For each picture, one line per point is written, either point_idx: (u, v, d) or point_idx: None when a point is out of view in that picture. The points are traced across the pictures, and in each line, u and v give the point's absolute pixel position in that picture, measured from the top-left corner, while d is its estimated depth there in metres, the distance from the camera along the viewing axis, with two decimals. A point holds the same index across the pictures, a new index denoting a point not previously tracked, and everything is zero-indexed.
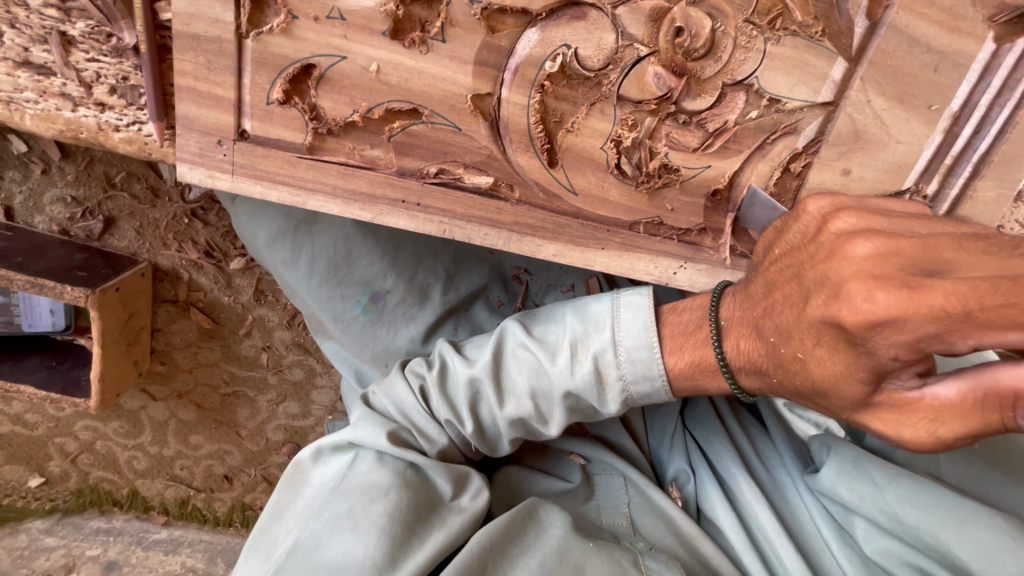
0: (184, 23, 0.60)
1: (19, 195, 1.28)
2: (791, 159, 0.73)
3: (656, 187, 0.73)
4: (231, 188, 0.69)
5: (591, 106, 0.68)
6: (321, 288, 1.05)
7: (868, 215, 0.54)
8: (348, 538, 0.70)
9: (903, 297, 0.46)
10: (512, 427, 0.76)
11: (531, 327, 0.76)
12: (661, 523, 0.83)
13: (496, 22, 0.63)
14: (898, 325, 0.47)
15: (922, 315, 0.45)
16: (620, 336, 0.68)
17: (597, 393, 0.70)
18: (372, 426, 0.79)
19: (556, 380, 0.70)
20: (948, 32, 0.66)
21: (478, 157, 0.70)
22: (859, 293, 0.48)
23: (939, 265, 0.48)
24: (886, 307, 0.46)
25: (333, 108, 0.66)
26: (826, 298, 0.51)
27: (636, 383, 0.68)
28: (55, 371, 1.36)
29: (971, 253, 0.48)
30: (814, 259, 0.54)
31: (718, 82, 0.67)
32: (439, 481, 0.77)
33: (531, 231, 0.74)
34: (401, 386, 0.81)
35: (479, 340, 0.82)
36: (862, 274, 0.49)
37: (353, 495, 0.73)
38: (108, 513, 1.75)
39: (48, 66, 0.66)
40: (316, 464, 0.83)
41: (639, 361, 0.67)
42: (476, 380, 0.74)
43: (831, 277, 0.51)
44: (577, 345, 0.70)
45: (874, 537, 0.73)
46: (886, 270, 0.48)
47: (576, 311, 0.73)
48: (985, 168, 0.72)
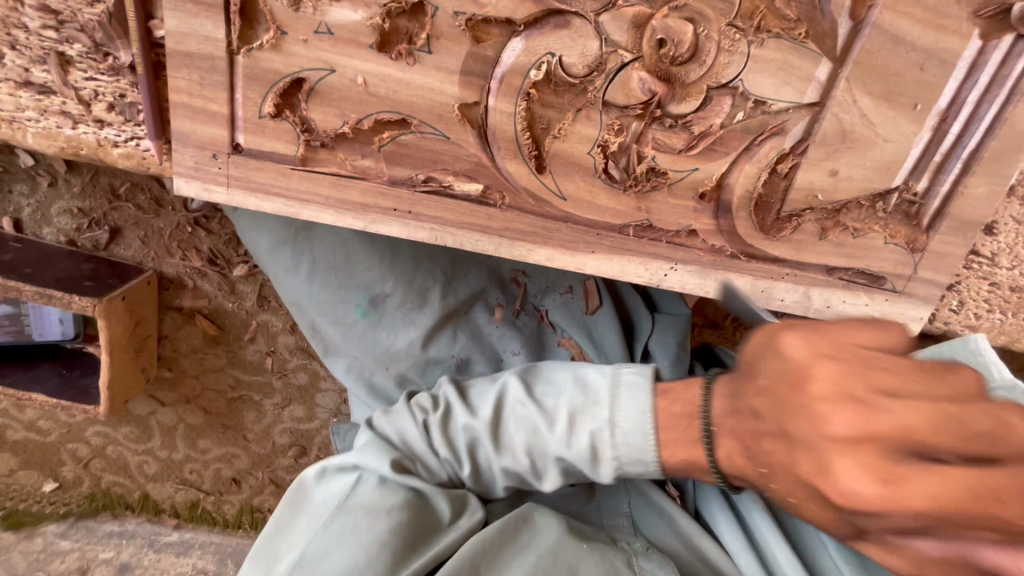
0: (177, 41, 0.62)
1: (28, 208, 1.31)
2: (778, 160, 0.73)
3: (644, 191, 0.74)
4: (226, 201, 0.70)
5: (577, 112, 0.69)
6: (323, 293, 1.08)
7: (838, 340, 0.52)
8: (351, 552, 0.70)
9: (871, 436, 0.45)
10: (507, 476, 0.76)
11: (532, 386, 0.75)
12: (661, 522, 0.84)
13: (482, 33, 0.64)
14: (873, 451, 0.45)
15: (888, 454, 0.44)
16: (618, 417, 0.66)
17: (591, 466, 0.68)
18: (375, 453, 0.78)
19: (552, 445, 0.70)
20: (934, 30, 0.66)
21: (467, 165, 0.71)
22: (834, 429, 0.46)
23: (894, 390, 0.47)
24: (853, 429, 0.46)
25: (324, 120, 0.67)
26: (801, 439, 0.49)
27: (631, 464, 0.66)
28: (66, 379, 1.39)
29: (912, 381, 0.48)
30: (776, 388, 0.52)
31: (703, 85, 0.68)
32: (438, 505, 0.77)
33: (521, 236, 0.75)
34: (405, 418, 0.82)
35: (483, 386, 0.82)
36: (834, 396, 0.47)
37: (357, 513, 0.74)
38: (121, 516, 1.78)
39: (48, 85, 0.68)
40: (319, 483, 0.83)
41: (635, 446, 0.65)
42: (476, 433, 0.75)
43: (810, 439, 0.48)
44: (575, 418, 0.69)
45: None
46: (856, 391, 0.47)
47: (577, 378, 0.72)
48: (975, 164, 0.73)
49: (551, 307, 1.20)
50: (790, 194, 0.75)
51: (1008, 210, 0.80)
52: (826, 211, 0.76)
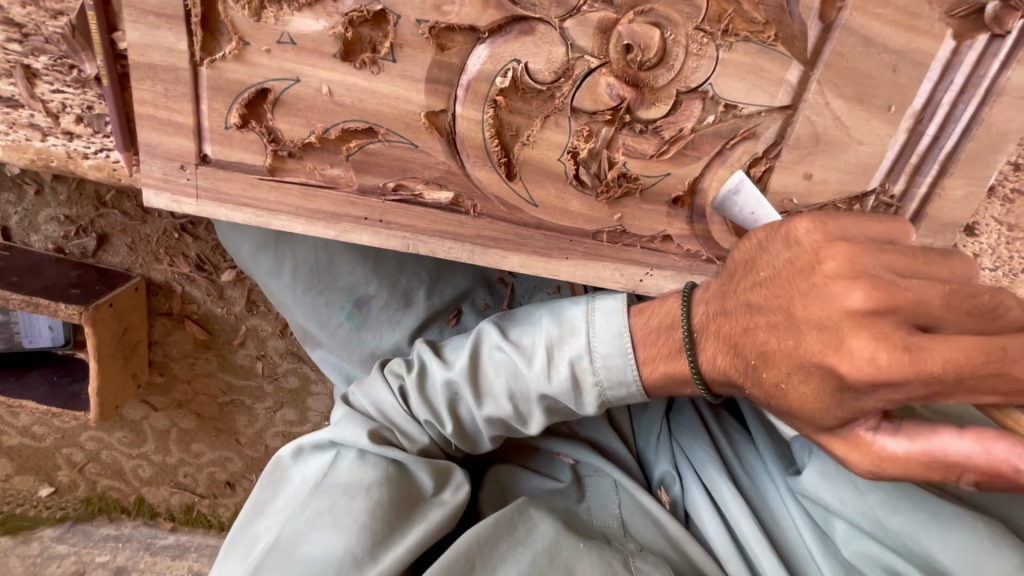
0: (139, 54, 0.62)
1: (15, 216, 1.31)
2: (751, 164, 0.72)
3: (616, 197, 0.73)
4: (197, 212, 0.70)
5: (546, 119, 0.68)
6: (305, 296, 1.08)
7: (857, 250, 0.56)
8: (328, 535, 0.71)
9: (904, 360, 0.51)
10: (492, 424, 0.77)
11: (507, 330, 0.77)
12: (649, 525, 0.84)
13: (446, 40, 0.63)
14: (896, 386, 0.52)
15: (919, 378, 0.52)
16: (595, 341, 0.69)
17: (575, 397, 0.71)
18: (354, 425, 0.80)
19: (533, 383, 0.71)
20: (906, 31, 0.65)
21: (437, 172, 0.70)
22: (861, 352, 0.52)
23: (921, 317, 0.54)
24: (888, 368, 0.51)
25: (290, 131, 0.67)
26: (825, 347, 0.54)
27: (612, 387, 0.70)
28: (57, 386, 1.39)
29: (943, 304, 0.54)
30: (804, 300, 0.57)
31: (672, 90, 0.67)
32: (420, 474, 0.78)
33: (494, 243, 0.75)
34: (380, 387, 0.83)
35: (456, 342, 0.84)
36: (859, 330, 0.53)
37: (334, 493, 0.74)
38: (117, 520, 1.80)
39: (16, 98, 0.68)
40: (296, 462, 0.83)
41: (615, 367, 0.69)
42: (455, 383, 0.76)
43: (822, 321, 0.55)
44: (554, 350, 0.71)
45: (854, 539, 0.73)
46: (883, 327, 0.52)
47: (552, 314, 0.74)
48: (952, 165, 0.72)
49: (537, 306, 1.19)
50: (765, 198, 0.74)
51: (988, 211, 0.79)
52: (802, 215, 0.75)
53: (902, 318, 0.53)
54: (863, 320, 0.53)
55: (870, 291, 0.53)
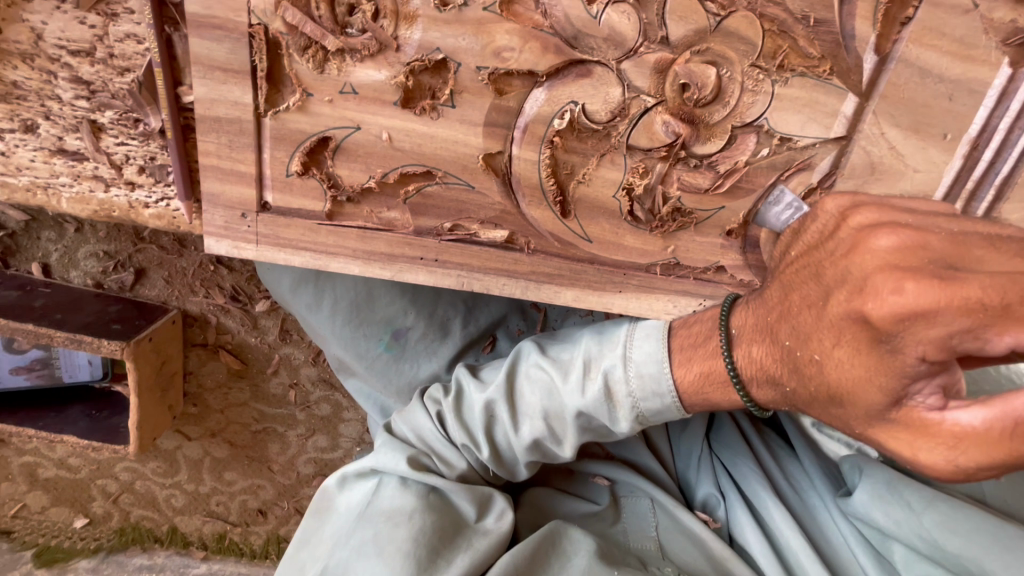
0: (206, 108, 0.63)
1: (56, 253, 1.33)
2: (805, 196, 0.72)
3: (670, 231, 0.73)
4: (256, 257, 0.71)
5: (601, 157, 0.68)
6: (345, 329, 1.09)
7: (890, 210, 0.54)
8: (372, 564, 0.71)
9: (936, 287, 0.45)
10: (526, 449, 0.76)
11: (546, 348, 0.78)
12: (692, 546, 0.83)
13: (504, 85, 0.64)
14: (928, 318, 0.45)
15: (955, 308, 0.44)
16: (630, 354, 0.69)
17: (608, 411, 0.70)
18: (393, 452, 0.80)
19: (568, 399, 0.71)
20: (962, 60, 0.65)
21: (492, 213, 0.71)
22: (886, 286, 0.47)
23: (963, 263, 0.47)
24: (916, 297, 0.45)
25: (349, 176, 0.68)
26: (849, 294, 0.50)
27: (645, 400, 0.68)
28: (96, 420, 1.40)
29: (1000, 256, 0.48)
30: (833, 256, 0.53)
31: (727, 125, 0.67)
32: (461, 502, 0.78)
33: (548, 279, 0.75)
34: (419, 413, 0.83)
35: (494, 365, 0.85)
36: (884, 266, 0.48)
37: (376, 521, 0.74)
38: (150, 550, 1.80)
39: (81, 152, 0.70)
40: (341, 491, 0.84)
41: (649, 377, 0.68)
42: (490, 403, 0.76)
43: (846, 273, 0.51)
44: (591, 363, 0.71)
45: (914, 562, 0.72)
46: (913, 262, 0.47)
47: (594, 334, 0.76)
48: (1009, 191, 0.71)
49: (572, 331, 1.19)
50: None
51: None
52: None
53: (935, 258, 0.47)
54: (889, 257, 0.48)
55: (896, 233, 0.49)
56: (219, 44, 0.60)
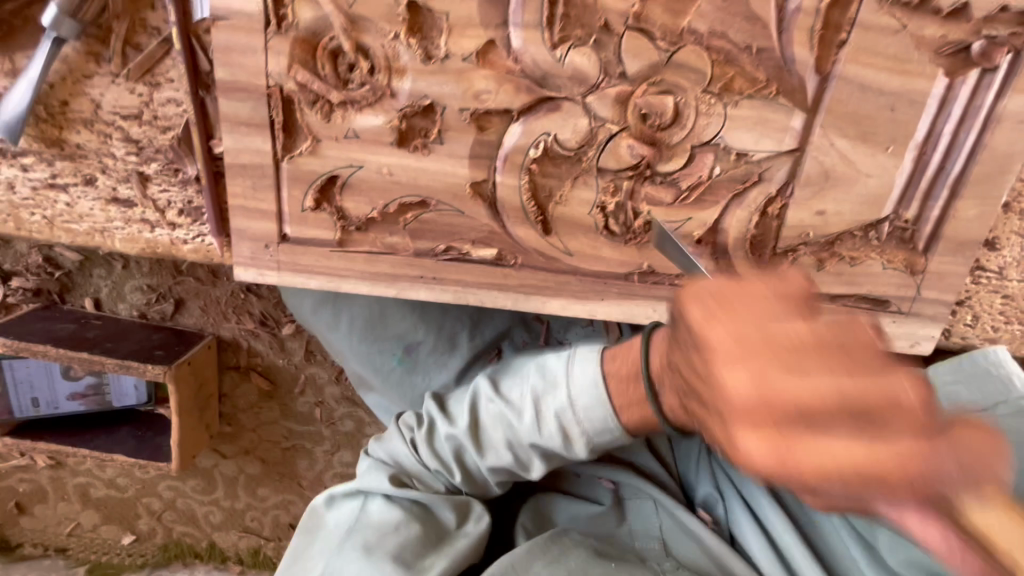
0: (233, 156, 0.74)
1: (106, 288, 1.48)
2: (766, 203, 0.79)
3: (644, 242, 0.81)
4: (278, 282, 0.81)
5: (575, 180, 0.77)
6: (361, 345, 1.19)
7: (730, 281, 0.51)
8: (361, 567, 0.78)
9: (753, 388, 0.43)
10: (495, 473, 0.86)
11: (499, 385, 0.87)
12: (691, 542, 0.88)
13: (484, 122, 0.73)
14: (759, 427, 0.42)
15: (762, 438, 0.42)
16: (576, 394, 0.77)
17: (565, 445, 0.79)
18: (372, 475, 0.89)
19: (525, 434, 0.80)
20: (899, 74, 0.72)
21: (482, 233, 0.80)
22: (723, 377, 0.44)
23: (777, 366, 0.43)
24: (744, 391, 0.43)
25: (356, 208, 0.78)
26: (701, 374, 0.49)
27: (597, 434, 0.77)
28: (143, 440, 1.52)
29: (788, 322, 0.45)
30: (685, 339, 0.52)
31: (686, 145, 0.75)
32: (442, 512, 0.86)
33: (536, 290, 0.84)
34: (395, 438, 0.92)
35: (458, 395, 0.93)
36: (707, 331, 0.47)
37: (367, 531, 0.83)
38: (191, 565, 1.90)
39: (131, 199, 0.81)
40: (329, 509, 0.91)
41: (595, 414, 0.76)
42: (458, 438, 0.85)
43: (702, 368, 0.48)
44: (540, 404, 0.80)
45: (897, 548, 0.77)
46: (726, 348, 0.45)
47: (539, 367, 0.83)
48: (962, 188, 0.78)
49: (573, 340, 1.28)
50: (783, 232, 0.80)
51: (1008, 225, 0.86)
52: (820, 245, 0.82)
53: (769, 352, 0.43)
54: (716, 350, 0.46)
55: (712, 321, 0.47)
56: (243, 103, 0.71)
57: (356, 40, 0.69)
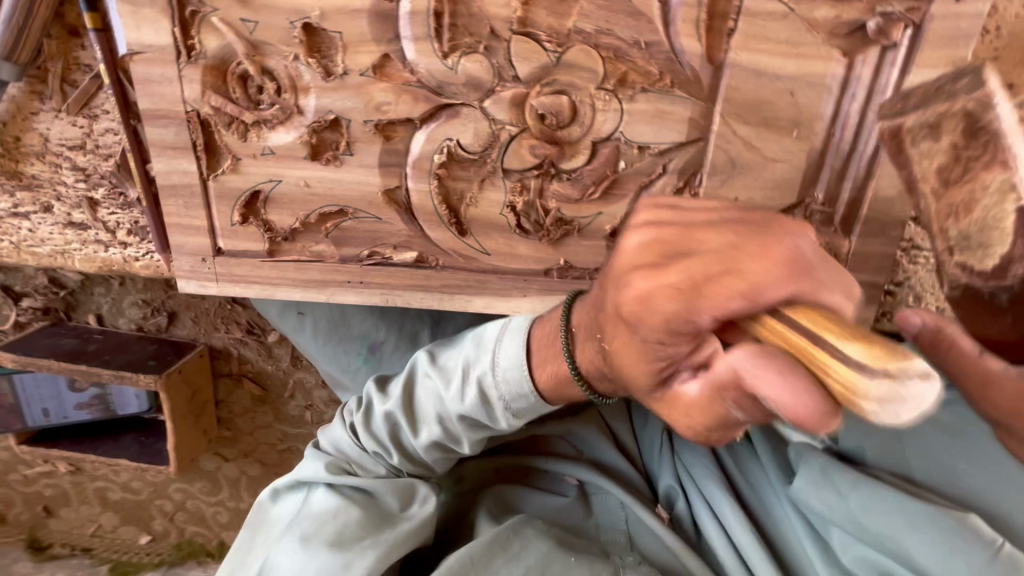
0: (164, 178, 0.80)
1: (106, 305, 1.59)
2: (676, 194, 0.80)
3: (558, 238, 0.82)
4: (218, 292, 0.87)
5: (482, 181, 0.79)
6: (326, 345, 1.25)
7: (666, 210, 0.52)
8: (300, 556, 0.79)
9: (654, 274, 0.48)
10: (430, 450, 0.86)
11: (436, 357, 0.87)
12: (654, 538, 0.87)
13: (390, 131, 0.77)
14: (650, 307, 0.49)
15: (664, 295, 0.48)
16: (500, 360, 0.77)
17: (486, 413, 0.79)
18: (313, 463, 0.90)
19: (450, 404, 0.80)
20: (794, 58, 0.72)
21: (401, 237, 0.84)
22: (627, 286, 0.50)
23: (692, 249, 0.49)
24: (649, 292, 0.48)
25: (280, 220, 0.83)
26: (613, 291, 0.53)
27: (515, 400, 0.77)
28: (145, 445, 1.63)
29: (736, 238, 0.48)
30: (613, 260, 0.55)
31: (587, 141, 0.77)
32: (383, 496, 0.86)
33: (459, 290, 0.87)
34: (338, 427, 0.92)
35: (400, 372, 0.93)
36: (634, 266, 0.50)
37: (306, 521, 0.84)
38: (204, 563, 2.01)
39: (85, 222, 0.89)
40: (275, 503, 0.92)
41: (514, 380, 0.76)
42: (392, 414, 0.85)
43: (614, 271, 0.53)
44: (467, 371, 0.80)
45: (851, 546, 0.73)
46: (651, 259, 0.50)
47: (474, 337, 0.82)
48: (877, 167, 0.76)
49: None
50: None
51: None
52: None
53: (670, 250, 0.49)
54: (643, 255, 0.50)
55: (647, 230, 0.51)
56: (167, 129, 0.77)
57: (260, 63, 0.73)
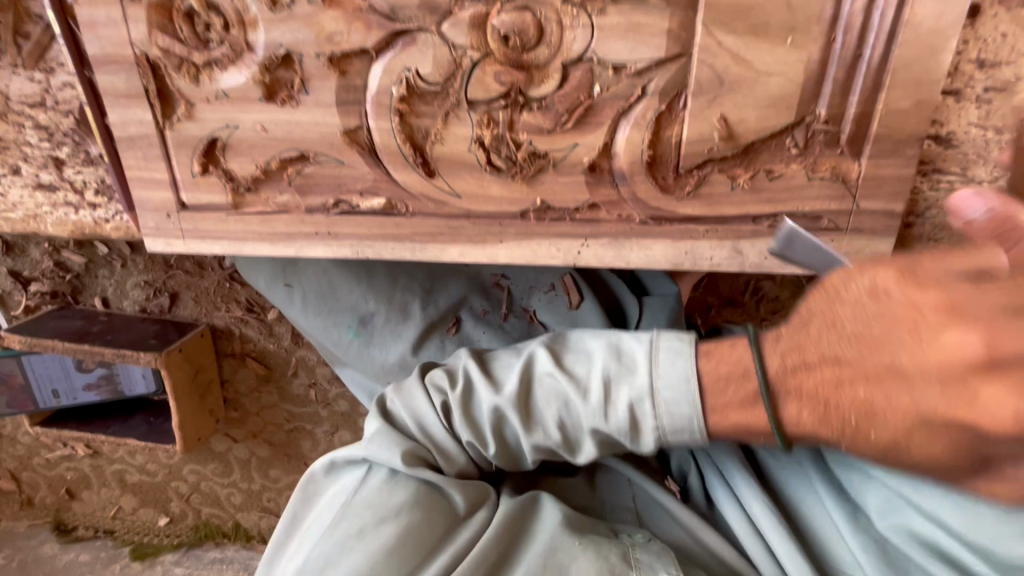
0: (121, 129, 0.77)
1: (111, 287, 1.60)
2: (659, 119, 0.73)
3: (532, 175, 0.76)
4: (185, 249, 0.84)
5: (447, 116, 0.74)
6: (316, 318, 1.21)
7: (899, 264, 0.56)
8: (354, 558, 0.68)
9: (914, 342, 0.52)
10: (537, 452, 0.74)
11: (560, 356, 0.73)
12: (669, 518, 0.81)
13: (345, 65, 0.72)
14: (916, 379, 0.53)
15: (940, 361, 0.51)
16: (658, 382, 0.65)
17: (631, 434, 0.68)
18: (389, 445, 0.76)
19: (585, 415, 0.69)
20: None
21: (367, 182, 0.79)
22: (924, 382, 0.52)
23: (948, 278, 0.52)
24: (926, 362, 0.52)
25: (241, 169, 0.79)
26: (886, 360, 0.54)
27: (674, 433, 0.66)
28: (153, 425, 1.64)
29: (952, 278, 0.52)
30: (843, 312, 0.57)
31: (557, 64, 0.70)
32: (453, 494, 0.76)
33: (431, 238, 0.81)
34: (421, 400, 0.79)
35: (504, 359, 0.80)
36: (912, 318, 0.53)
37: (362, 512, 0.72)
38: (222, 544, 2.03)
39: (53, 183, 0.87)
40: (332, 476, 0.81)
41: (677, 413, 0.64)
42: (500, 409, 0.73)
43: (894, 362, 0.54)
44: (611, 385, 0.68)
45: (891, 514, 0.67)
46: (927, 311, 0.52)
47: (613, 346, 0.70)
48: (887, 77, 0.68)
49: (538, 306, 1.23)
50: (683, 149, 0.74)
51: (966, 118, 0.73)
52: (729, 159, 0.74)
53: (928, 302, 0.52)
54: (909, 299, 0.53)
55: (880, 274, 0.56)
56: (117, 75, 0.74)
57: None
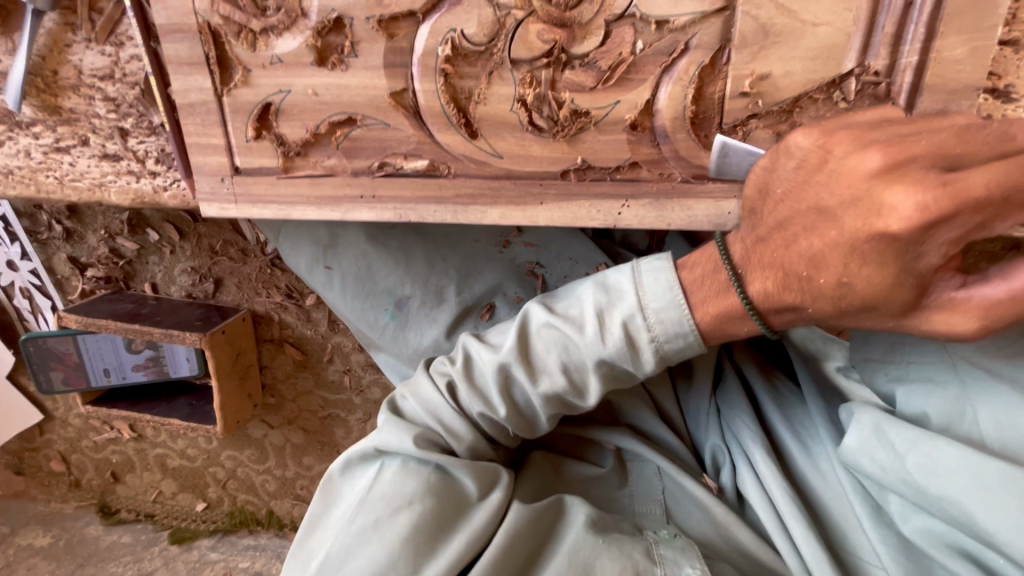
0: (181, 97, 0.82)
1: (160, 272, 1.67)
2: (702, 74, 0.73)
3: (573, 134, 0.77)
4: (237, 213, 0.88)
5: (490, 75, 0.76)
6: (354, 299, 1.23)
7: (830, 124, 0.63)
8: (372, 551, 0.69)
9: (828, 175, 0.60)
10: (549, 404, 0.76)
11: (553, 305, 0.76)
12: (698, 512, 0.81)
13: (394, 29, 0.75)
14: (837, 209, 0.59)
15: (847, 182, 0.58)
16: (647, 298, 0.69)
17: (632, 356, 0.70)
18: (397, 430, 0.77)
19: (586, 350, 0.71)
20: None
21: (411, 144, 0.81)
22: (848, 213, 0.58)
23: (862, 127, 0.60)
24: (844, 190, 0.58)
25: (292, 133, 0.82)
26: (815, 214, 0.61)
27: (669, 340, 0.69)
28: (196, 408, 1.70)
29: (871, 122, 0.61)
30: (777, 189, 0.65)
31: (600, 21, 0.71)
32: (464, 481, 0.76)
33: (473, 199, 0.82)
34: (427, 386, 0.81)
35: (502, 327, 0.82)
36: (820, 162, 0.61)
37: (376, 506, 0.72)
38: (256, 531, 2.06)
39: (118, 153, 0.93)
40: (346, 476, 0.80)
41: (670, 319, 0.68)
42: (505, 364, 0.75)
43: (817, 204, 0.60)
44: (605, 315, 0.71)
45: (911, 514, 0.67)
46: (834, 146, 0.60)
47: (599, 282, 0.74)
48: (940, 25, 0.66)
49: None
50: (727, 104, 0.73)
51: None
52: (774, 115, 0.73)
53: (840, 140, 0.60)
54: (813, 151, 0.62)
55: (807, 134, 0.63)
56: (181, 43, 0.78)
57: None
